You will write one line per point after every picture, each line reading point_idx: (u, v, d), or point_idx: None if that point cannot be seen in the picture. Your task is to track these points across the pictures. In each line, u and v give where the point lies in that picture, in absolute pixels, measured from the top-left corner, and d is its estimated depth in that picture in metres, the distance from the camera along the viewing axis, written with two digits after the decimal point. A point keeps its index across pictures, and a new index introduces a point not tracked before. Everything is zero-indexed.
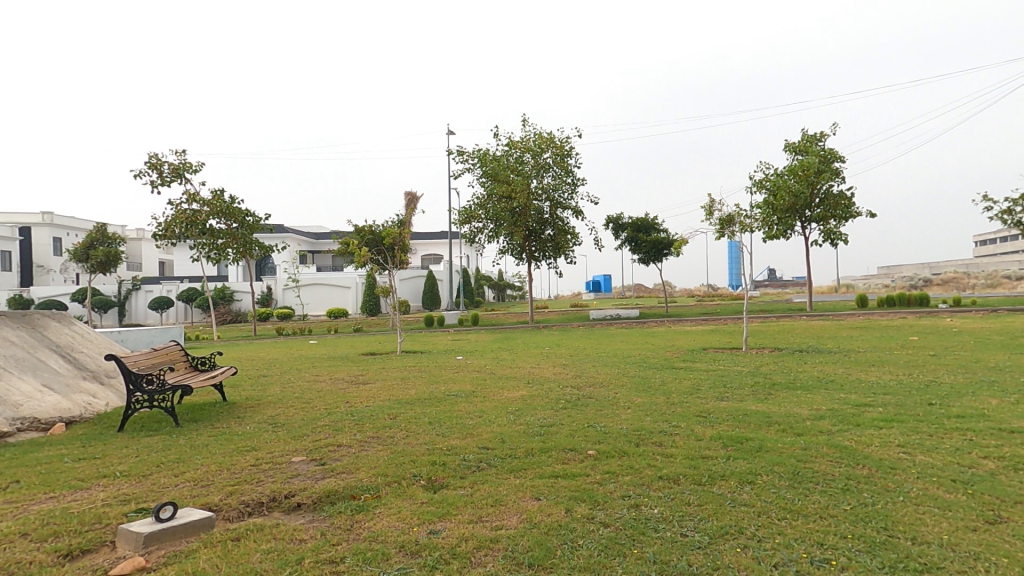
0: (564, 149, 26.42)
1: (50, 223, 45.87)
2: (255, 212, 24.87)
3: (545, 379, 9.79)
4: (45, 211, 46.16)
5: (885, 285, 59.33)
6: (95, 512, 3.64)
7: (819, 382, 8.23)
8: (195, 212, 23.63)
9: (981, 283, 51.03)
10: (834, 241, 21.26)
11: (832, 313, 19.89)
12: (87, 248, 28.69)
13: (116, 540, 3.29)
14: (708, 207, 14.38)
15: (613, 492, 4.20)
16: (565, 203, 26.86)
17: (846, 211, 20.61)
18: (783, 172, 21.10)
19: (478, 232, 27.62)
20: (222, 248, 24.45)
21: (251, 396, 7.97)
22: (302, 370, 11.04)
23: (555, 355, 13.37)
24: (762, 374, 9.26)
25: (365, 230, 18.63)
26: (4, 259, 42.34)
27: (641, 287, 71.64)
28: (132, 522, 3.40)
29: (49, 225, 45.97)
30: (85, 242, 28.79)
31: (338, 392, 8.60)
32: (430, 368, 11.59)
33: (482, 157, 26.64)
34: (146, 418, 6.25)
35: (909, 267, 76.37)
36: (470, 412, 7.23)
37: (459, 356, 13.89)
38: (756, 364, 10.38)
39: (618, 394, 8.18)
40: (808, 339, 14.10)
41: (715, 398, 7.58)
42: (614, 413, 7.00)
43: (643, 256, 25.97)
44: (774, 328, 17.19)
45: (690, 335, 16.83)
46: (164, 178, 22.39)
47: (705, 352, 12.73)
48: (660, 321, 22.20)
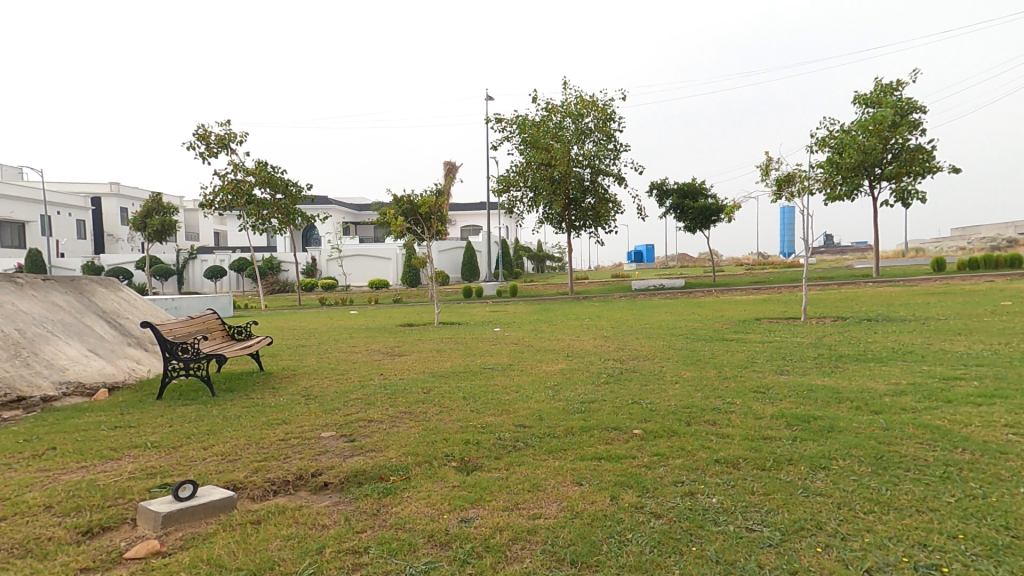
0: (606, 112, 25.17)
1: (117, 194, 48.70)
2: (298, 182, 25.22)
3: (586, 352, 9.35)
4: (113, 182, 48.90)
5: (958, 249, 54.72)
6: (120, 486, 3.55)
7: (895, 353, 7.39)
8: (241, 182, 24.14)
9: None
10: (907, 201, 19.41)
11: (901, 278, 18.29)
12: (145, 218, 30.12)
13: (136, 518, 3.17)
14: (765, 166, 13.28)
15: (663, 477, 3.76)
16: (607, 170, 25.75)
17: (924, 167, 18.64)
18: (851, 127, 19.26)
19: (517, 202, 27.00)
20: (268, 217, 25.03)
21: (287, 367, 7.98)
22: (340, 341, 11.07)
23: (597, 326, 12.88)
24: (825, 345, 8.48)
25: (405, 201, 18.47)
26: (79, 227, 45.56)
27: (686, 257, 69.43)
28: (152, 500, 3.27)
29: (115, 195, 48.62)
30: (143, 212, 30.19)
31: (373, 364, 8.50)
32: (467, 340, 11.40)
33: (521, 124, 25.81)
34: (184, 387, 6.29)
35: (987, 226, 70.07)
36: (507, 387, 6.94)
37: (497, 327, 13.61)
38: (818, 335, 9.55)
39: (664, 368, 7.65)
40: (876, 307, 12.96)
41: (775, 371, 6.95)
42: (661, 388, 6.51)
43: (689, 223, 24.68)
44: (835, 295, 15.93)
45: (740, 304, 15.90)
46: (211, 148, 22.92)
47: (759, 322, 11.88)
48: (707, 290, 21.14)
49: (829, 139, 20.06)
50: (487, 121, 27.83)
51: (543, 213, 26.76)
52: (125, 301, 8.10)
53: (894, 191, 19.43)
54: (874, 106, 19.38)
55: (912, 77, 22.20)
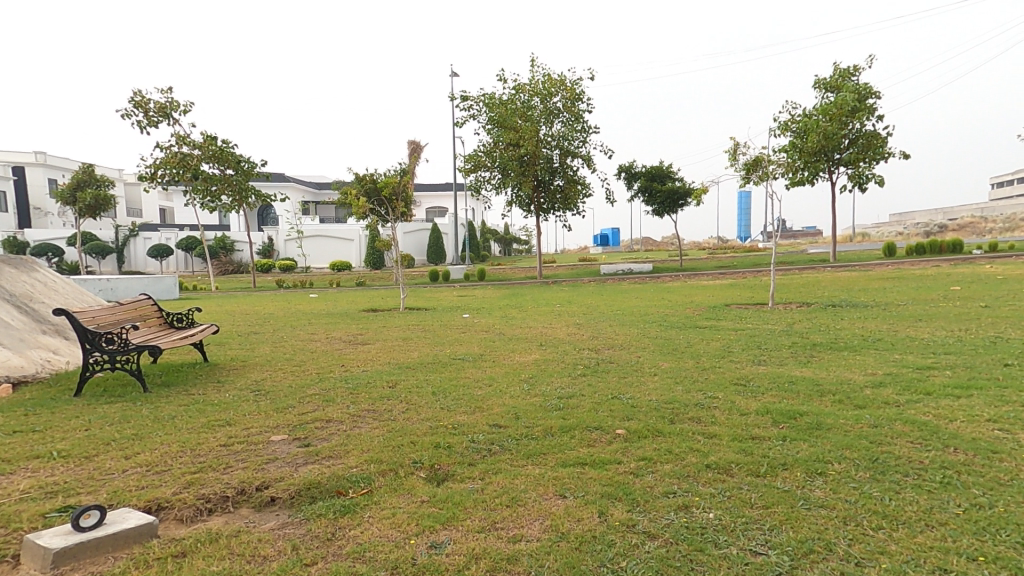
0: (575, 92, 24.68)
1: (44, 165, 45.14)
2: (250, 158, 23.68)
3: (559, 340, 9.04)
4: (37, 151, 45.31)
5: (902, 234, 57.49)
6: (8, 513, 2.96)
7: (865, 341, 7.38)
8: (187, 155, 22.46)
9: (999, 228, 49.33)
10: (863, 185, 19.89)
11: (858, 263, 18.82)
12: (75, 191, 27.78)
13: (21, 556, 2.62)
14: (733, 150, 13.22)
15: (654, 488, 3.46)
16: (576, 151, 25.36)
17: (879, 152, 19.09)
18: (813, 111, 19.47)
19: (484, 182, 26.31)
20: (217, 194, 23.40)
21: (236, 357, 7.31)
22: (297, 328, 10.38)
23: (566, 313, 12.61)
24: (797, 332, 8.46)
25: (366, 179, 17.52)
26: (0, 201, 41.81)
27: (649, 241, 70.60)
28: (44, 530, 2.71)
29: (43, 165, 45.06)
30: (72, 185, 27.81)
31: (333, 354, 7.90)
32: (434, 327, 10.91)
33: (488, 101, 24.99)
34: (110, 382, 5.60)
35: (923, 214, 74.22)
36: (478, 380, 6.54)
37: (465, 313, 13.12)
38: (788, 322, 9.57)
39: (641, 359, 7.41)
40: (838, 292, 13.21)
41: (751, 361, 6.81)
42: (640, 381, 6.27)
43: (657, 207, 24.67)
44: (798, 281, 16.22)
45: (708, 290, 16.00)
46: (150, 117, 21.13)
47: (728, 309, 11.89)
48: (674, 275, 21.26)
49: (791, 123, 20.24)
50: (452, 97, 26.86)
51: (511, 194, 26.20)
52: (38, 286, 7.19)
53: (851, 176, 19.86)
54: (834, 90, 19.62)
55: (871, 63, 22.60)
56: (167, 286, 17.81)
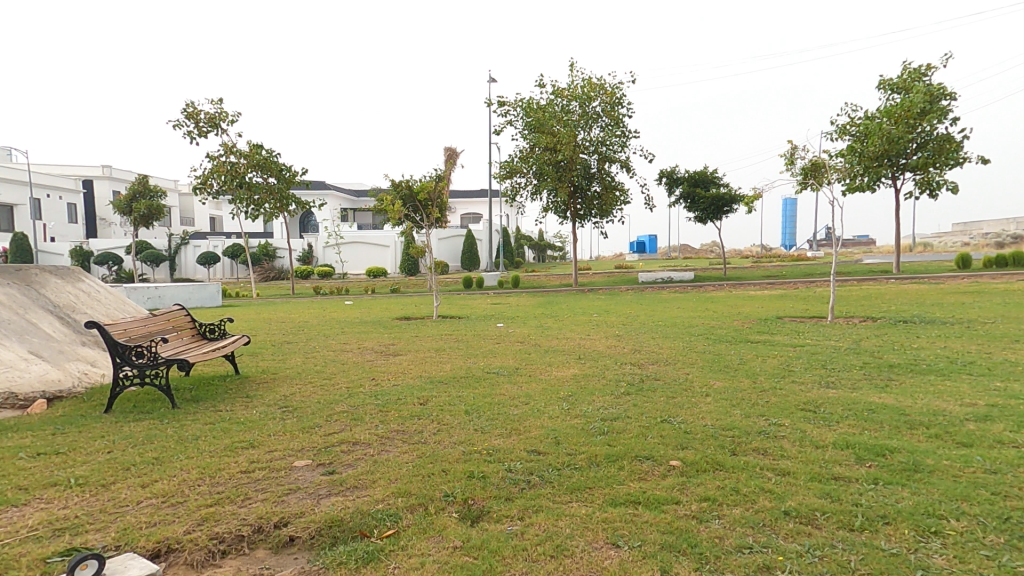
0: (615, 96, 24.12)
1: (109, 176, 47.95)
2: (292, 166, 24.19)
3: (600, 354, 8.52)
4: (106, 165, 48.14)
5: (966, 242, 53.77)
6: (9, 556, 2.72)
7: (951, 364, 6.55)
8: (233, 164, 23.12)
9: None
10: (932, 192, 18.51)
11: (925, 275, 17.44)
12: (131, 201, 29.18)
13: None
14: (790, 154, 12.48)
15: (725, 541, 2.94)
16: (614, 156, 24.74)
17: (951, 158, 17.73)
18: (877, 114, 18.27)
19: (520, 188, 26.02)
20: (260, 202, 23.97)
21: (267, 368, 7.15)
22: (330, 336, 10.25)
23: (606, 324, 12.07)
24: (867, 351, 7.66)
25: (404, 187, 17.50)
26: (69, 210, 44.56)
27: (688, 248, 68.88)
28: None
29: (106, 177, 47.83)
30: (128, 194, 29.20)
31: (364, 366, 7.66)
32: (468, 337, 10.59)
33: (526, 107, 24.74)
34: (140, 397, 5.48)
35: (990, 222, 69.25)
36: (514, 397, 6.12)
37: (500, 322, 12.76)
38: (855, 339, 8.72)
39: (691, 377, 6.81)
40: (905, 306, 12.15)
41: (818, 383, 6.13)
42: (692, 403, 5.70)
43: (700, 213, 23.74)
44: (857, 293, 15.10)
45: (756, 301, 15.10)
46: (200, 128, 21.87)
47: (783, 323, 11.06)
48: (718, 285, 20.31)
49: (851, 126, 19.07)
50: (490, 104, 26.79)
51: (547, 201, 25.78)
52: (81, 296, 7.23)
53: (919, 182, 18.52)
54: (902, 91, 18.39)
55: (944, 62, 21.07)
56: (210, 292, 18.25)
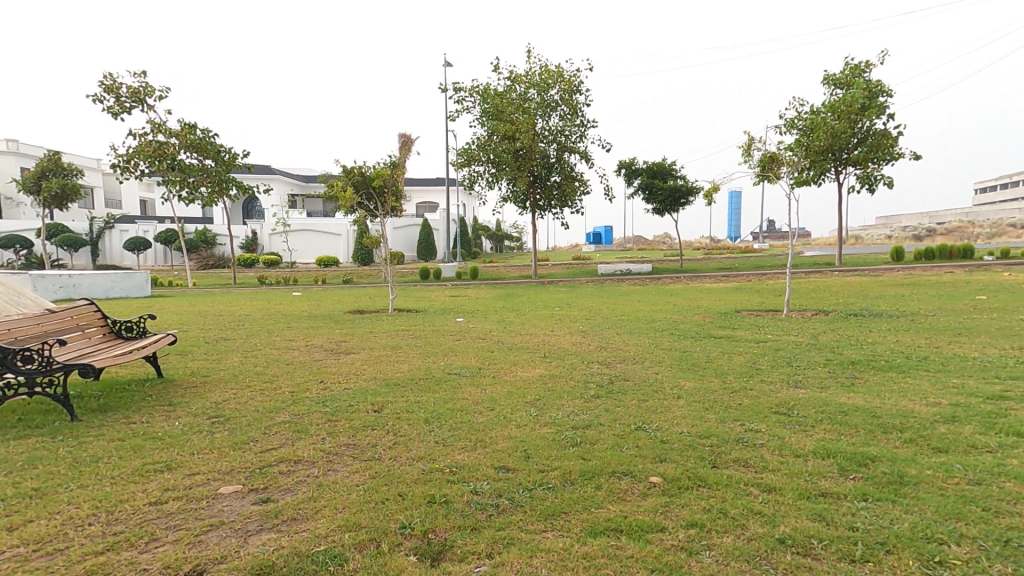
0: (573, 84, 23.84)
1: (17, 153, 43.28)
2: (231, 148, 22.50)
3: (566, 352, 8.21)
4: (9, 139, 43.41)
5: (893, 235, 57.55)
6: None
7: (910, 359, 6.63)
8: (162, 144, 21.16)
9: (987, 232, 49.44)
10: (871, 186, 19.33)
11: (865, 267, 18.26)
12: (40, 179, 26.33)
13: None
14: (748, 146, 12.73)
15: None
16: (574, 147, 24.51)
17: (888, 153, 18.51)
18: (821, 109, 18.81)
19: (478, 177, 25.37)
20: (195, 186, 22.15)
21: (198, 371, 6.37)
22: (275, 332, 9.42)
23: (568, 318, 11.83)
24: (827, 347, 7.71)
25: (356, 171, 16.56)
26: None
27: (642, 239, 70.41)
28: None
29: (18, 155, 43.39)
30: (36, 173, 26.34)
31: (312, 366, 7.01)
32: (426, 333, 10.02)
33: (482, 92, 24.07)
34: (33, 409, 4.67)
35: (909, 217, 74.53)
36: (478, 402, 5.68)
37: (459, 316, 12.25)
38: (813, 333, 8.81)
39: (660, 378, 6.61)
40: (853, 299, 12.56)
41: (786, 383, 6.04)
42: (665, 407, 5.45)
43: (657, 205, 23.96)
44: (807, 285, 15.61)
45: (713, 294, 15.30)
46: (123, 103, 19.86)
47: (741, 317, 11.15)
48: (676, 277, 20.58)
49: (798, 120, 19.59)
50: (445, 88, 25.91)
51: (506, 190, 25.32)
52: None
53: (860, 176, 19.28)
54: (843, 86, 19.03)
55: (882, 58, 21.92)
56: (138, 282, 16.67)
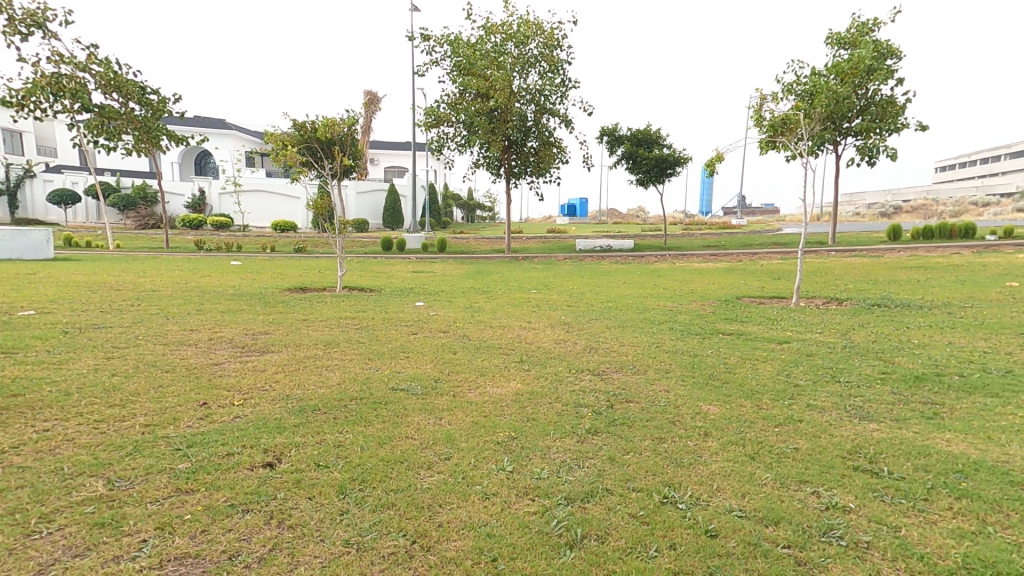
0: (554, 38, 21.56)
1: None
2: (157, 89, 19.47)
3: (548, 357, 6.57)
4: None
5: (861, 212, 58.24)
6: None
7: (993, 375, 5.16)
8: (69, 78, 17.94)
9: (951, 211, 49.88)
10: (872, 159, 18.17)
11: (862, 247, 17.20)
12: None
13: None
14: (758, 105, 11.32)
15: None
16: (553, 109, 22.38)
17: (893, 122, 17.28)
18: (824, 71, 17.21)
19: (447, 139, 23.01)
20: (117, 133, 19.16)
21: (12, 380, 4.32)
22: (176, 314, 7.36)
23: (547, 303, 10.18)
24: (872, 351, 6.25)
25: (306, 127, 14.21)
26: None
27: (616, 212, 69.41)
28: None
29: None
30: None
31: (201, 372, 5.06)
32: (374, 321, 8.17)
33: (453, 42, 21.50)
34: None
35: (873, 195, 75.86)
36: (427, 446, 3.90)
37: (420, 299, 10.44)
38: (844, 332, 7.35)
39: (673, 400, 5.11)
40: (863, 284, 11.31)
41: (846, 411, 4.49)
42: (693, 458, 3.83)
43: (642, 175, 22.29)
44: (804, 267, 14.36)
45: (705, 276, 13.91)
46: (16, 26, 16.62)
47: (745, 307, 9.75)
48: (660, 255, 19.17)
49: (797, 84, 17.91)
50: (412, 37, 23.23)
51: (478, 154, 23.13)
52: None
53: (860, 148, 18.08)
54: (849, 47, 17.49)
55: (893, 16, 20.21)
56: (37, 242, 14.06)
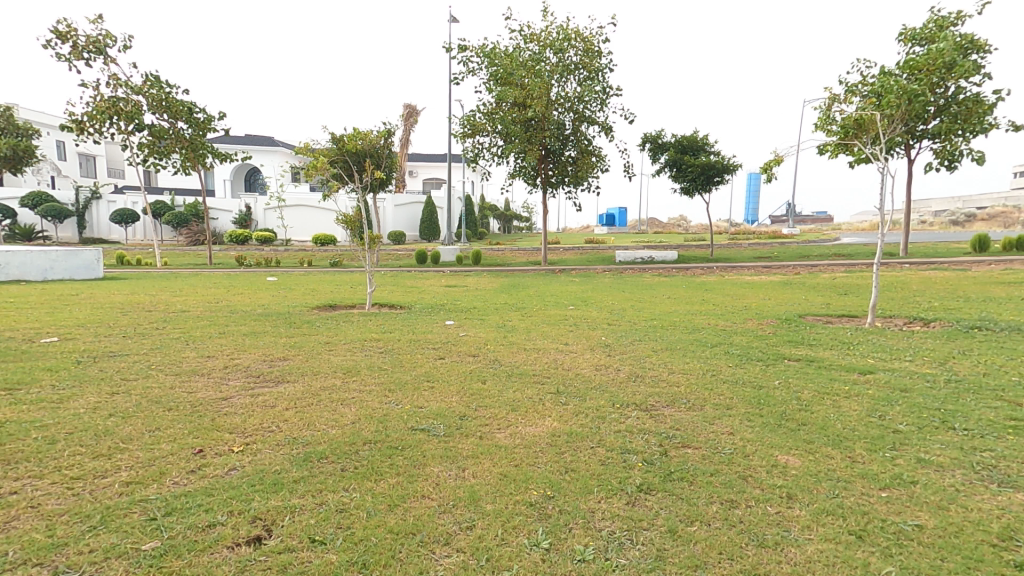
0: (594, 44, 20.94)
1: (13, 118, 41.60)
2: (204, 108, 20.06)
3: (587, 388, 5.84)
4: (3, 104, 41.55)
5: (925, 219, 54.35)
6: None
7: None
8: (124, 100, 18.67)
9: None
10: (953, 163, 16.56)
11: (941, 258, 15.58)
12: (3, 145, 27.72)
13: None
14: (826, 107, 10.30)
15: None
16: (592, 117, 21.69)
17: (979, 122, 15.65)
18: (897, 69, 15.82)
19: (483, 150, 22.66)
20: (167, 152, 19.86)
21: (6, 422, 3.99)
22: (197, 338, 7.09)
23: (586, 322, 9.45)
24: (987, 390, 5.20)
25: (343, 142, 14.09)
26: None
27: (656, 222, 67.63)
28: None
29: None
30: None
31: (206, 408, 4.61)
32: (401, 343, 7.68)
33: (490, 52, 21.21)
34: None
35: (937, 200, 70.85)
36: (447, 511, 3.26)
37: (450, 317, 9.92)
38: (944, 362, 6.27)
39: (742, 446, 4.28)
40: (950, 302, 10.00)
41: (978, 478, 3.54)
42: (780, 537, 3.02)
43: (687, 183, 21.23)
44: (874, 281, 13.00)
45: (760, 290, 12.81)
46: (78, 52, 17.47)
47: (812, 328, 8.69)
48: (706, 267, 18.04)
49: (864, 84, 16.55)
50: (449, 49, 23.15)
51: (514, 165, 22.66)
52: None
53: (939, 152, 16.53)
54: (926, 42, 16.02)
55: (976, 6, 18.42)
56: (87, 261, 14.56)
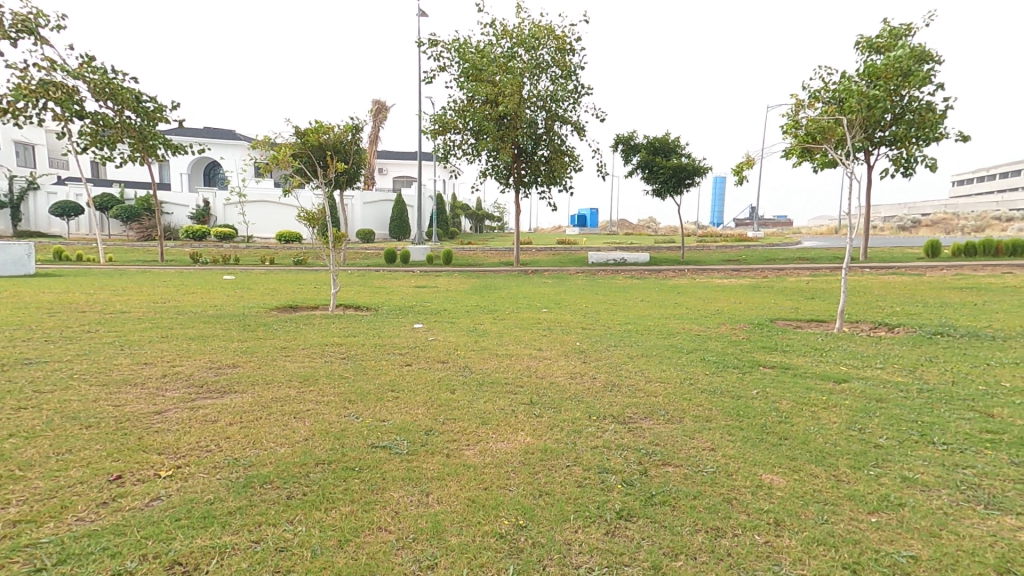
0: (567, 42, 20.76)
1: None
2: (154, 97, 18.91)
3: (562, 399, 5.53)
4: None
5: (880, 225, 56.63)
6: None
7: None
8: (62, 87, 17.42)
9: (971, 224, 48.38)
10: (909, 169, 17.09)
11: (899, 263, 16.07)
12: None
13: None
14: (792, 111, 10.32)
15: None
16: (565, 116, 21.51)
17: (933, 130, 16.18)
18: (856, 76, 16.17)
19: (455, 147, 22.20)
20: (113, 143, 18.66)
21: None
22: (134, 343, 6.46)
23: (559, 326, 9.19)
24: (961, 399, 5.15)
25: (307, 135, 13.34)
26: None
27: (626, 223, 68.42)
28: None
29: None
30: None
31: (134, 425, 4.09)
32: (363, 347, 7.22)
33: (461, 47, 20.76)
34: None
35: (889, 206, 74.31)
36: (405, 548, 2.88)
37: (418, 319, 9.49)
38: (914, 368, 6.26)
39: (725, 464, 4.04)
40: (913, 306, 10.20)
41: (967, 499, 3.39)
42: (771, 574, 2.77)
43: (659, 185, 21.31)
44: (839, 286, 13.23)
45: (731, 294, 12.84)
46: (9, 34, 16.19)
47: (783, 333, 8.65)
48: (678, 269, 18.09)
49: (825, 90, 16.88)
50: (419, 43, 22.57)
51: (487, 163, 22.28)
52: None
53: (896, 159, 17.02)
54: (883, 51, 16.46)
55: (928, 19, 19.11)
56: (18, 255, 13.42)
